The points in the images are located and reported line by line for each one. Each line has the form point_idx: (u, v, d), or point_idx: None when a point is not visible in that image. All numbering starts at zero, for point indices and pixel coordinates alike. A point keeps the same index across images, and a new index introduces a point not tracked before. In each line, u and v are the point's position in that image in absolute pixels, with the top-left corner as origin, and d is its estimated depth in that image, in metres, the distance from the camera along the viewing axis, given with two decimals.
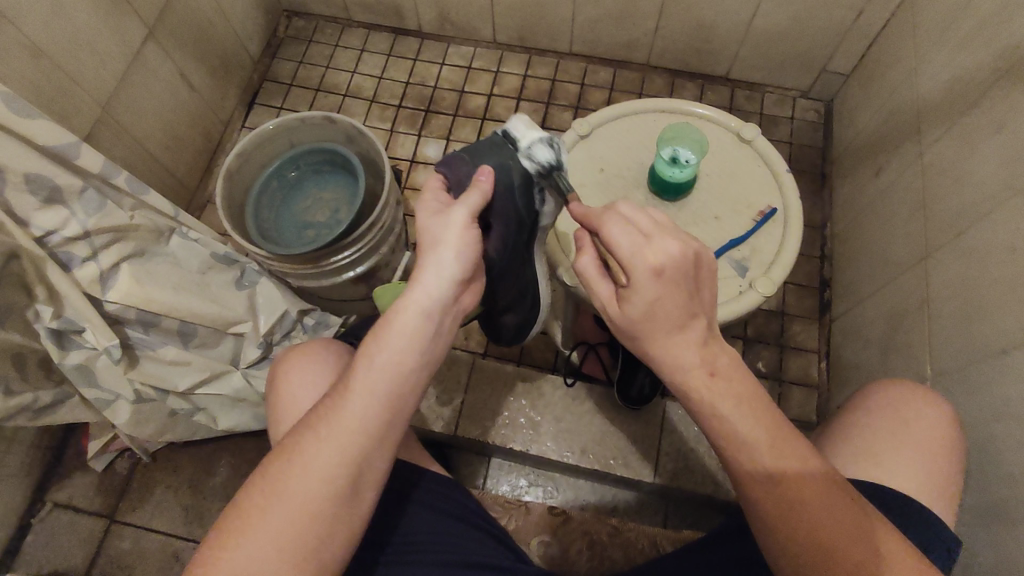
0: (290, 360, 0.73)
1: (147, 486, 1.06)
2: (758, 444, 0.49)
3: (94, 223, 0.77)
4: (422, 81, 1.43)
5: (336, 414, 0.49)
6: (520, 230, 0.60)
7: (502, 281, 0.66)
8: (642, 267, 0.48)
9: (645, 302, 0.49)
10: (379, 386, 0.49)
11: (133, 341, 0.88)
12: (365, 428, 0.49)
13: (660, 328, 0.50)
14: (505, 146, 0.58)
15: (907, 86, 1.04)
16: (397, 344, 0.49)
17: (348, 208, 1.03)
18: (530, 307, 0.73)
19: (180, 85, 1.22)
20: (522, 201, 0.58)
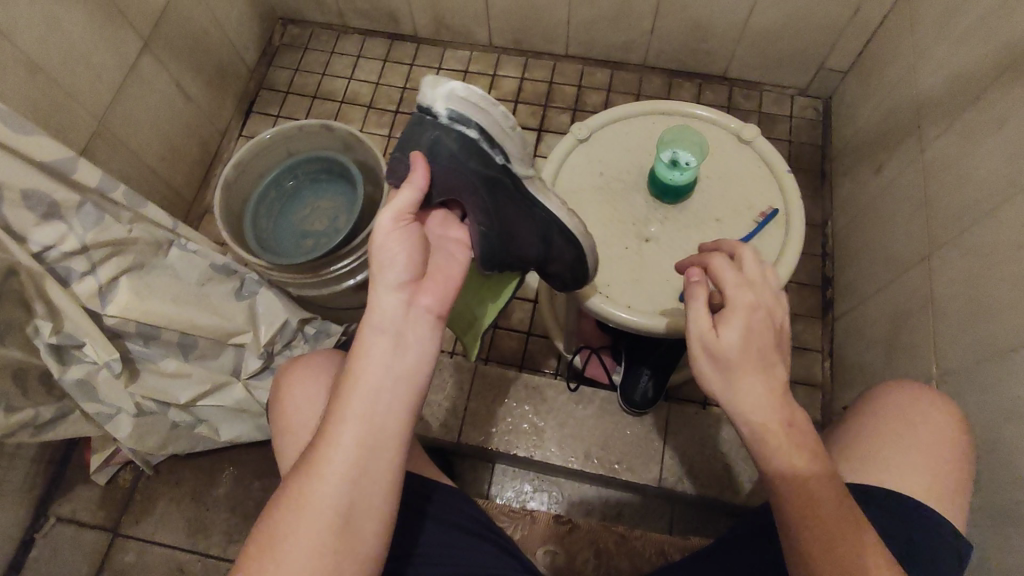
0: (284, 386, 0.72)
1: (150, 498, 1.05)
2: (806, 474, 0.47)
3: (92, 238, 0.76)
4: (419, 86, 1.43)
5: (317, 448, 0.48)
6: (491, 186, 0.59)
7: (513, 239, 0.62)
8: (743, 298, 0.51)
9: (740, 334, 0.49)
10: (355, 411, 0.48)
11: (134, 354, 0.87)
12: (343, 453, 0.47)
13: (750, 361, 0.49)
14: (425, 119, 0.58)
15: (906, 82, 1.03)
16: (362, 366, 0.49)
17: (347, 217, 1.03)
18: (571, 265, 0.67)
19: (176, 96, 1.22)
20: (467, 157, 0.57)
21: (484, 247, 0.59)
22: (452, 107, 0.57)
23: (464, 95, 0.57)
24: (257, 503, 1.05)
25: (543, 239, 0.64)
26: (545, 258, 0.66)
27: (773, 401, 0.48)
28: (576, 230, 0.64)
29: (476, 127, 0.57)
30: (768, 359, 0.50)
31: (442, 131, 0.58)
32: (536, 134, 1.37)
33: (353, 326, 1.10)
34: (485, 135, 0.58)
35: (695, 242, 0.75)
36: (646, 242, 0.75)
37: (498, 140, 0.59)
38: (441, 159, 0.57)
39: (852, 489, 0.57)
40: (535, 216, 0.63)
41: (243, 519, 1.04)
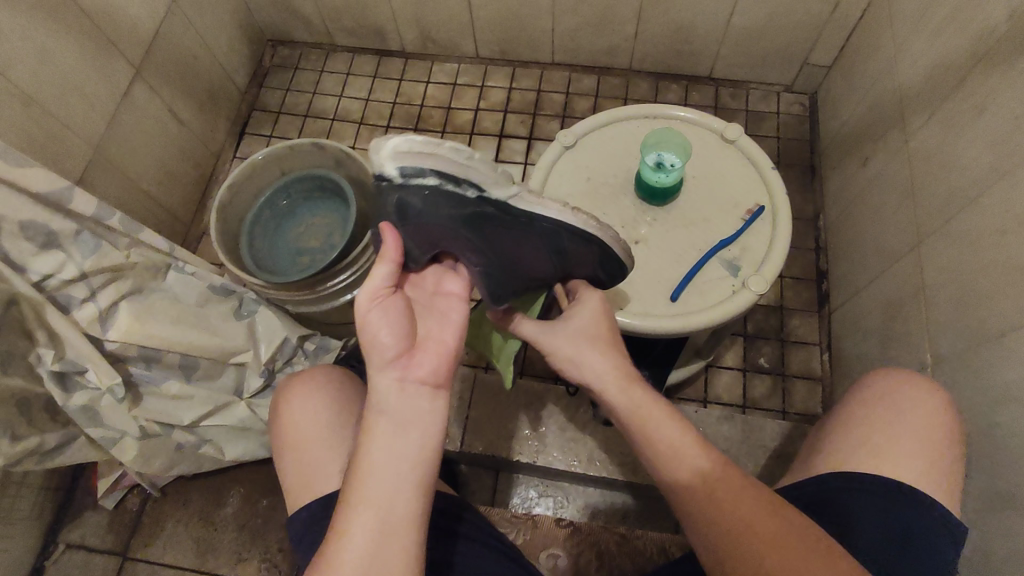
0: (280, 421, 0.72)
1: (158, 521, 1.06)
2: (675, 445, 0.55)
3: (90, 265, 0.78)
4: (409, 100, 1.45)
5: (333, 545, 0.47)
6: (475, 224, 0.56)
7: (521, 263, 0.60)
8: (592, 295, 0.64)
9: (588, 318, 0.62)
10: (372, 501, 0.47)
11: (136, 377, 0.88)
12: (359, 544, 0.46)
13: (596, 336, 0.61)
14: (383, 186, 0.55)
15: (888, 75, 1.04)
16: (367, 454, 0.48)
17: (341, 233, 1.04)
18: (593, 260, 0.64)
19: (170, 121, 1.23)
20: (437, 206, 0.55)
21: (489, 288, 0.58)
22: (404, 164, 0.54)
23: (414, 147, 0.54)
24: (265, 521, 1.06)
25: (554, 250, 0.61)
26: (563, 263, 0.63)
27: (609, 363, 0.60)
28: (582, 227, 0.61)
29: (435, 173, 0.55)
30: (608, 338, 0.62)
31: (403, 192, 0.55)
32: (526, 142, 1.39)
33: (353, 340, 1.11)
34: (448, 176, 0.55)
35: (684, 242, 0.76)
36: (636, 244, 0.76)
37: (463, 176, 0.55)
38: (409, 220, 0.55)
39: (848, 478, 0.58)
40: (535, 230, 0.60)
41: (251, 537, 1.05)
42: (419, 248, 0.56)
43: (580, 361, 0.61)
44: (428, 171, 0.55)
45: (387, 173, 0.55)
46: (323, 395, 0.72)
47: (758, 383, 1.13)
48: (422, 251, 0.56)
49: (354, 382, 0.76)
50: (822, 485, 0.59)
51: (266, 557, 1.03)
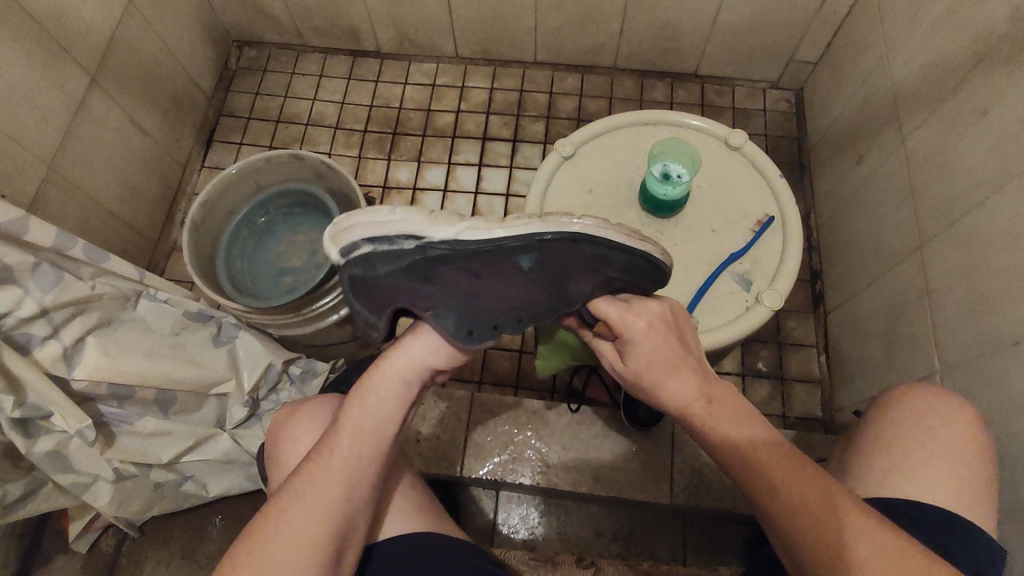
0: (282, 451, 0.68)
1: (136, 562, 0.99)
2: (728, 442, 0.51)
3: (53, 299, 0.71)
4: (387, 102, 1.39)
5: (329, 454, 0.53)
6: (420, 266, 0.58)
7: (489, 283, 0.57)
8: (634, 328, 0.55)
9: (643, 359, 0.55)
10: (334, 472, 0.53)
11: (107, 417, 0.82)
12: (354, 465, 0.53)
13: (659, 376, 0.54)
14: (343, 279, 0.61)
15: (880, 72, 1.03)
16: (379, 397, 0.56)
17: (325, 251, 0.99)
18: (590, 264, 0.58)
19: (131, 131, 1.15)
20: (383, 262, 0.58)
21: (450, 325, 0.57)
22: (346, 251, 0.60)
23: (348, 242, 0.60)
24: None
25: (526, 264, 0.57)
26: (550, 275, 0.57)
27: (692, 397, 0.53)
28: (551, 232, 0.57)
29: (367, 242, 0.59)
30: (677, 364, 0.54)
31: (355, 270, 0.59)
32: (510, 144, 1.34)
33: (341, 362, 1.05)
34: (380, 240, 0.58)
35: (693, 256, 0.73)
36: None
37: (403, 232, 0.58)
38: (358, 284, 0.59)
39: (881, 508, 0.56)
40: (500, 257, 0.57)
41: None
42: (375, 308, 0.60)
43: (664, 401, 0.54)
44: (364, 247, 0.59)
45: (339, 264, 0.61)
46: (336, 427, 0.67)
47: (758, 387, 1.11)
48: (377, 311, 0.60)
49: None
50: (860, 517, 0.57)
51: None
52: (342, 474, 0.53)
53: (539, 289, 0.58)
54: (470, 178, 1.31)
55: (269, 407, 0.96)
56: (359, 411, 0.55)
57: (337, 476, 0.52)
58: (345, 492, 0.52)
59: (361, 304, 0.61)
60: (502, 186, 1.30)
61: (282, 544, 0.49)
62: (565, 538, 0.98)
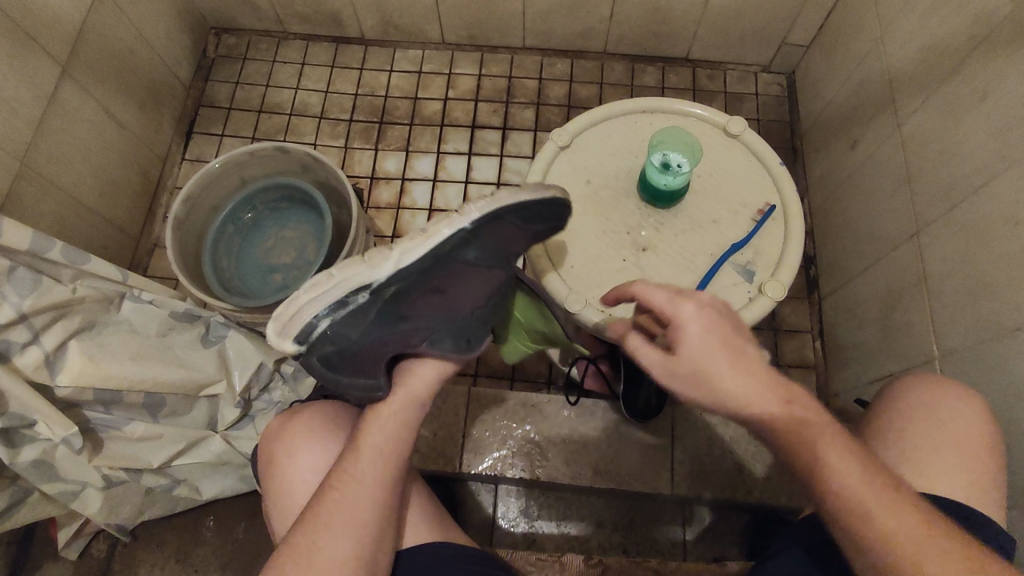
0: (278, 468, 0.66)
1: (129, 567, 0.97)
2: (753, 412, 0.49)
3: (31, 304, 0.68)
4: (372, 90, 1.35)
5: (351, 478, 0.56)
6: (386, 315, 0.58)
7: (450, 286, 0.58)
8: (685, 312, 0.49)
9: (708, 346, 0.48)
10: (350, 503, 0.55)
11: (93, 422, 0.79)
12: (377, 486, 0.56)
13: (727, 363, 0.47)
14: (309, 357, 0.60)
15: (875, 55, 1.02)
16: (394, 419, 0.59)
17: (315, 247, 0.96)
18: (518, 228, 0.59)
19: (107, 124, 1.11)
20: (350, 329, 0.58)
21: (450, 346, 0.60)
22: (300, 333, 0.58)
23: (298, 324, 0.58)
24: (250, 557, 0.98)
25: (468, 258, 0.57)
26: (492, 254, 0.59)
27: (760, 395, 0.47)
28: (473, 219, 0.55)
29: (321, 317, 0.57)
30: (742, 357, 0.48)
31: (321, 346, 0.59)
32: (500, 132, 1.31)
33: None
34: (332, 309, 0.57)
35: (695, 247, 0.72)
36: (643, 251, 0.72)
37: (345, 292, 0.56)
38: (338, 359, 0.60)
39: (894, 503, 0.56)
40: (449, 268, 0.57)
41: None
42: (365, 372, 0.60)
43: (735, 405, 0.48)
44: (317, 321, 0.57)
45: (298, 345, 0.59)
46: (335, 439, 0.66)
47: None
48: (369, 374, 0.60)
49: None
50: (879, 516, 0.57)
51: None
52: (356, 505, 0.55)
53: (490, 270, 0.60)
54: (460, 167, 1.29)
55: (261, 407, 0.94)
56: (376, 435, 0.58)
57: (361, 502, 0.55)
58: (364, 522, 0.55)
59: (348, 375, 0.61)
60: (493, 176, 1.28)
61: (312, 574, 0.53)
62: (567, 532, 0.98)
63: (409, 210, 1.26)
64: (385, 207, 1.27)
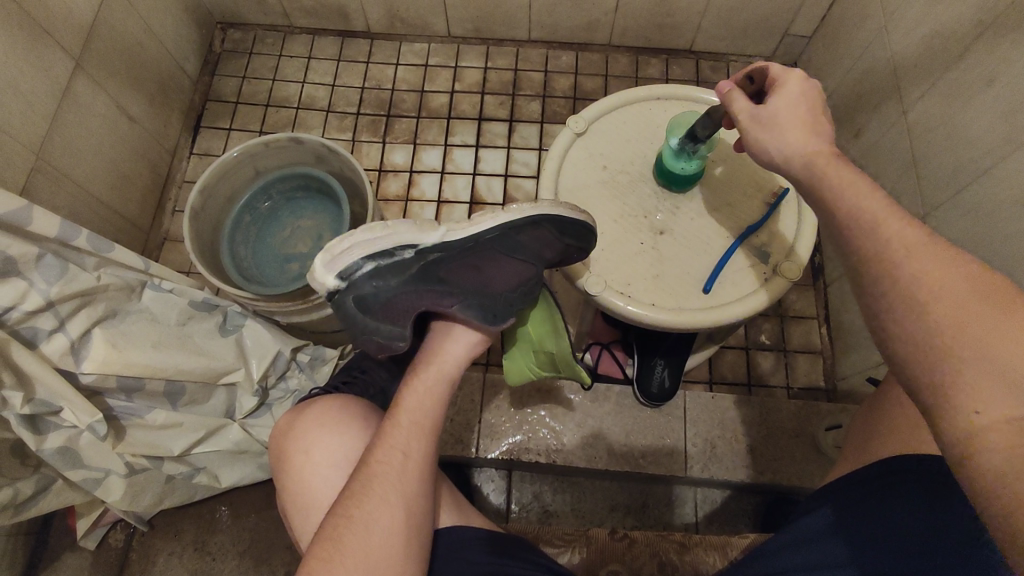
0: (292, 464, 0.67)
1: (148, 556, 0.98)
2: (817, 154, 0.52)
3: (59, 292, 0.69)
4: (379, 84, 1.36)
5: (388, 443, 0.59)
6: (427, 274, 0.61)
7: (487, 268, 0.63)
8: (791, 75, 0.57)
9: (793, 99, 0.56)
10: (395, 467, 0.57)
11: (116, 411, 0.80)
12: (412, 448, 0.59)
13: (797, 113, 0.55)
14: (339, 299, 0.61)
15: (879, 44, 1.04)
16: (423, 388, 0.62)
17: (332, 235, 0.98)
18: (551, 236, 0.63)
19: (118, 118, 1.11)
20: (392, 278, 0.60)
21: (477, 316, 0.63)
22: (342, 271, 0.59)
23: (341, 261, 0.59)
24: (267, 545, 0.98)
25: (507, 251, 0.63)
26: (525, 252, 0.64)
27: (808, 139, 0.53)
28: (517, 216, 0.62)
29: (368, 260, 0.59)
30: (811, 116, 0.55)
31: (355, 289, 0.60)
32: (507, 124, 1.32)
33: (349, 348, 1.04)
34: (379, 255, 0.59)
35: (710, 230, 0.74)
36: (661, 234, 0.74)
37: (394, 244, 0.60)
38: (373, 302, 0.60)
39: None
40: (488, 248, 0.62)
41: (253, 563, 0.97)
42: (393, 322, 0.62)
43: (773, 142, 0.55)
44: (367, 260, 0.59)
45: (336, 287, 0.60)
46: (347, 431, 0.67)
47: (762, 360, 1.13)
48: (395, 326, 0.62)
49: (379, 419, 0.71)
50: (912, 472, 0.55)
51: None
52: (400, 469, 0.57)
53: (523, 267, 0.64)
54: (468, 159, 1.30)
55: (279, 395, 0.95)
56: (408, 403, 0.61)
57: (399, 462, 0.58)
58: (408, 485, 0.57)
59: (377, 323, 0.61)
60: (501, 167, 1.29)
61: (362, 541, 0.54)
62: (581, 515, 0.99)
63: (418, 202, 1.27)
64: (394, 199, 1.27)
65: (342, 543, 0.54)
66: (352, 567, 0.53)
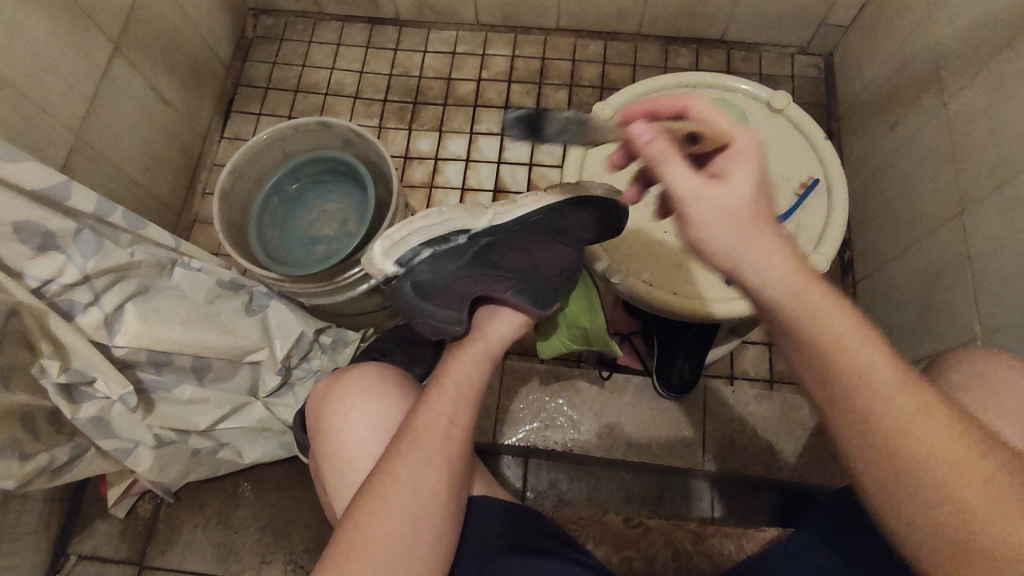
0: (331, 427, 0.68)
1: (173, 526, 1.01)
2: (797, 289, 0.47)
3: (94, 266, 0.71)
4: (406, 71, 1.36)
5: (433, 408, 0.59)
6: (480, 259, 0.61)
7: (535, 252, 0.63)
8: (748, 138, 0.50)
9: (750, 179, 0.49)
10: (439, 432, 0.57)
11: (146, 384, 0.82)
12: (457, 415, 0.59)
13: (757, 211, 0.48)
14: (394, 283, 0.62)
15: (920, 34, 1.00)
16: (468, 359, 0.63)
17: (357, 219, 0.99)
18: (594, 218, 0.64)
19: (154, 101, 1.14)
20: (447, 265, 0.61)
21: (528, 300, 0.65)
22: (398, 259, 0.60)
23: (397, 249, 0.59)
24: (287, 521, 1.01)
25: (553, 234, 0.63)
26: (569, 235, 0.64)
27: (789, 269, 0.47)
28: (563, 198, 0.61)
29: (425, 246, 0.59)
30: (777, 215, 0.49)
31: (411, 276, 0.61)
32: None
33: (371, 331, 1.05)
34: (436, 242, 0.59)
35: None
36: None
37: (445, 232, 0.59)
38: (431, 288, 0.62)
39: None
40: (541, 233, 0.62)
41: (274, 538, 1.00)
42: (449, 306, 0.63)
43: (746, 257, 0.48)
44: (422, 247, 0.59)
45: (391, 274, 0.61)
46: (387, 398, 0.68)
47: (785, 356, 1.11)
48: (452, 310, 0.63)
49: (414, 390, 0.72)
50: None
51: (292, 558, 0.98)
52: (446, 435, 0.58)
53: (568, 249, 0.65)
54: (492, 148, 1.30)
55: (301, 375, 0.97)
56: (454, 372, 0.62)
57: (443, 427, 0.58)
58: (453, 451, 0.57)
59: (433, 307, 0.63)
60: (525, 156, 1.29)
61: (407, 499, 0.54)
62: (596, 505, 0.99)
63: (442, 189, 1.27)
64: (418, 186, 1.28)
65: (387, 499, 0.54)
66: (395, 523, 0.53)
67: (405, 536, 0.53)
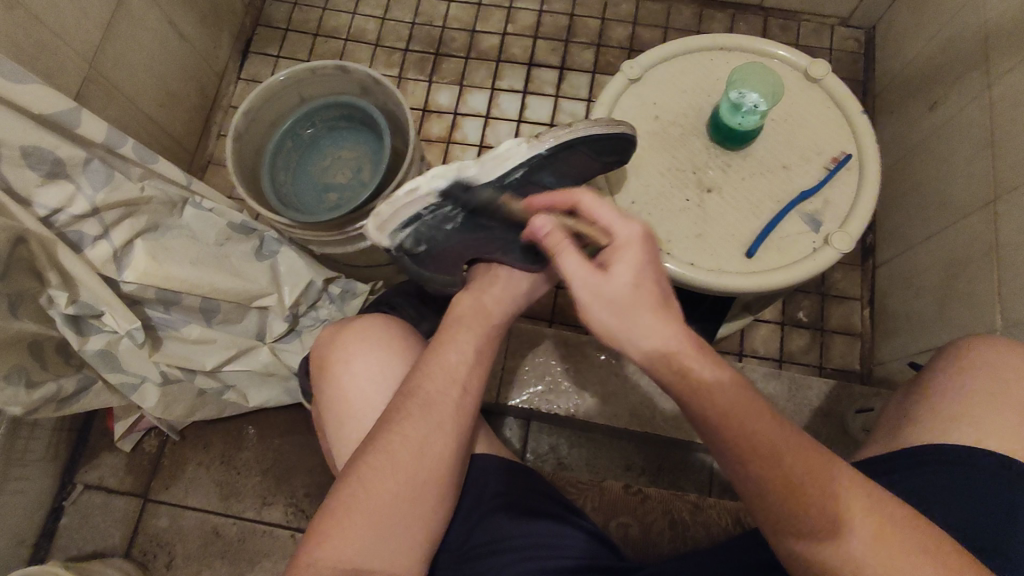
0: (332, 375, 0.68)
1: (178, 463, 1.02)
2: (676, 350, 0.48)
3: (103, 198, 0.70)
4: (429, 20, 1.32)
5: (440, 375, 0.57)
6: (467, 223, 0.61)
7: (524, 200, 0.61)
8: (628, 232, 0.51)
9: (632, 271, 0.50)
10: (450, 399, 0.56)
11: (155, 321, 0.83)
12: (463, 380, 0.57)
13: (641, 297, 0.49)
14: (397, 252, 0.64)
15: (972, 8, 0.95)
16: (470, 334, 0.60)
17: (371, 167, 0.98)
18: (590, 158, 0.62)
19: (169, 35, 1.11)
20: (436, 235, 0.62)
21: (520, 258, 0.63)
22: (396, 230, 0.62)
23: (397, 222, 0.61)
24: (289, 465, 1.02)
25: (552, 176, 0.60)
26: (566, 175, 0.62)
27: (667, 330, 0.48)
28: (551, 146, 0.58)
29: (416, 216, 0.60)
30: (662, 297, 0.50)
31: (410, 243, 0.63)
32: (557, 72, 1.27)
33: (380, 285, 1.05)
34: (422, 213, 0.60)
35: (761, 194, 0.71)
36: (708, 192, 0.71)
37: (433, 199, 0.58)
38: (424, 256, 0.65)
39: (948, 453, 0.55)
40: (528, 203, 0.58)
41: (275, 482, 1.01)
42: (444, 266, 0.66)
43: (634, 333, 0.49)
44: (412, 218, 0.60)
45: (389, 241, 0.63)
46: (389, 348, 0.68)
47: (796, 337, 1.09)
48: (448, 268, 0.66)
49: (415, 340, 0.71)
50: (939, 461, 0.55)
51: (292, 502, 1.00)
52: (456, 404, 0.56)
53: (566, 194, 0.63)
54: (513, 105, 1.26)
55: (308, 324, 0.97)
56: (457, 340, 0.59)
57: (451, 394, 0.56)
58: (462, 418, 0.56)
59: (431, 268, 0.67)
60: (547, 116, 1.25)
61: (413, 462, 0.54)
62: (594, 470, 0.99)
63: (459, 145, 1.24)
64: (436, 141, 1.25)
65: (394, 458, 0.53)
66: (399, 482, 0.53)
67: (407, 495, 0.53)
